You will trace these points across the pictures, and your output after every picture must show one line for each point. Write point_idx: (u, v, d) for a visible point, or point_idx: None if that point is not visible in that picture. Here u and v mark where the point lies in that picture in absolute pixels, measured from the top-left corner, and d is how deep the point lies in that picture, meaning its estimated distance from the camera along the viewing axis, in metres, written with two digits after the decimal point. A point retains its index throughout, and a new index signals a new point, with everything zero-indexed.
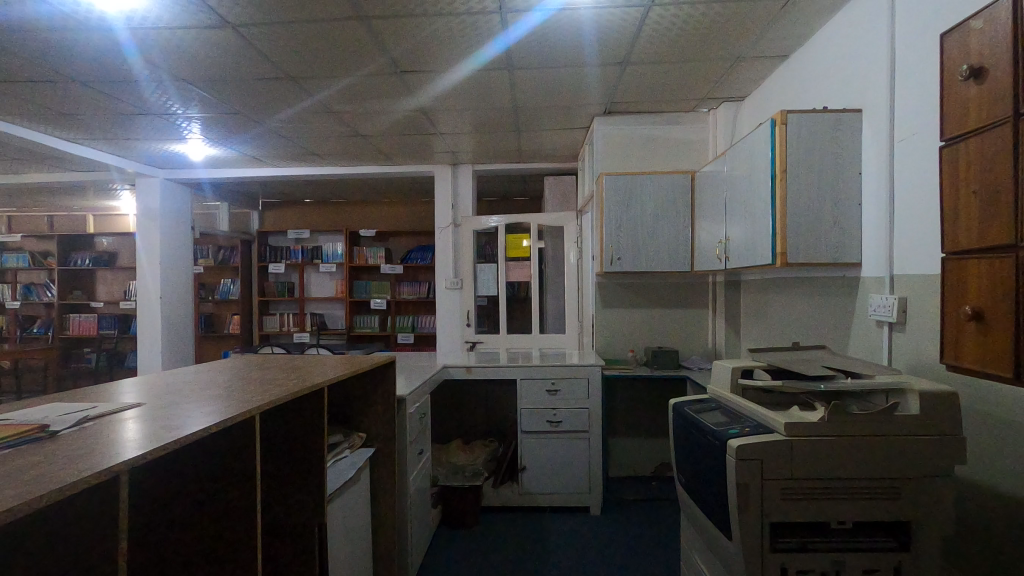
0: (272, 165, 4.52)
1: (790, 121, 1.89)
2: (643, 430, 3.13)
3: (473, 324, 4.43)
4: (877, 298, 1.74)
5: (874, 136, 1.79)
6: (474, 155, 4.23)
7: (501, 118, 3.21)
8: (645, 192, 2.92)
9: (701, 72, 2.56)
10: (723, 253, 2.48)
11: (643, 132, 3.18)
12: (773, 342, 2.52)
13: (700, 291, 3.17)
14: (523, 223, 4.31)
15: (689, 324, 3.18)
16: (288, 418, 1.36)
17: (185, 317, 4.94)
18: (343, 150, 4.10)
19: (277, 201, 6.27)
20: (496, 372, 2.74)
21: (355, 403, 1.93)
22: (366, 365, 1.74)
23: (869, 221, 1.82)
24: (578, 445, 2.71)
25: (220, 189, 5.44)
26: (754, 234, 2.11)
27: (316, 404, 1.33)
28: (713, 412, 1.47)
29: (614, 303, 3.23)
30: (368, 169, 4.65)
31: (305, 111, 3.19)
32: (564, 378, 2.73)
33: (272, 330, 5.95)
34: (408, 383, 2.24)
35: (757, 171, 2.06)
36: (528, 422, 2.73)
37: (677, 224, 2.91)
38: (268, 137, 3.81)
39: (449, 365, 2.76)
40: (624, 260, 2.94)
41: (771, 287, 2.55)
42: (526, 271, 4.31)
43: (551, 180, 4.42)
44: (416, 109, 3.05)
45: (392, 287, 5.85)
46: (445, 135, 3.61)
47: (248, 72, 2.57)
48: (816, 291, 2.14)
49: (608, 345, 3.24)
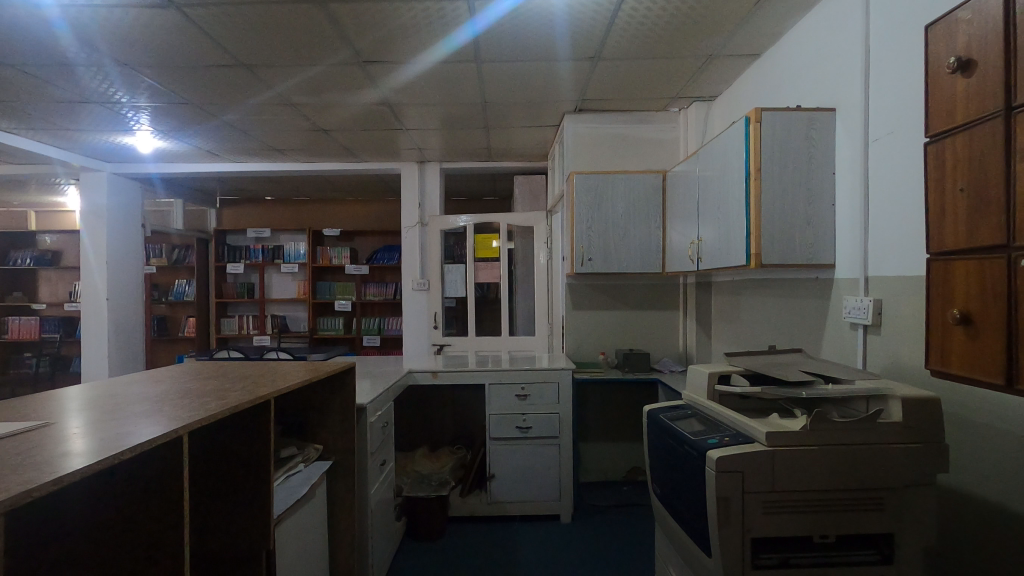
0: (229, 160, 4.31)
1: (764, 119, 1.84)
2: (615, 434, 3.07)
3: (440, 326, 4.31)
4: (851, 300, 1.71)
5: (848, 135, 1.76)
6: (442, 153, 4.12)
7: (469, 114, 3.11)
8: (616, 191, 2.86)
9: (673, 70, 2.52)
10: (694, 254, 2.43)
11: (615, 131, 3.13)
12: (744, 345, 2.49)
13: (671, 293, 3.14)
14: (492, 223, 4.22)
15: (661, 326, 3.14)
16: (230, 431, 1.23)
17: (135, 320, 4.67)
18: (305, 145, 3.93)
19: (236, 199, 6.01)
20: (463, 377, 2.63)
21: (311, 412, 1.80)
22: (322, 372, 1.62)
23: (843, 222, 1.79)
24: (548, 452, 2.64)
25: (174, 185, 5.17)
26: (727, 234, 2.06)
27: (261, 417, 1.21)
28: (690, 420, 1.40)
29: (585, 304, 3.16)
30: (331, 166, 4.48)
31: (261, 103, 3.03)
32: (534, 383, 2.64)
33: (230, 333, 5.71)
34: (369, 390, 2.11)
35: (730, 170, 2.01)
36: (497, 429, 2.63)
37: (648, 224, 2.86)
38: (223, 130, 3.62)
39: (414, 369, 2.64)
40: (595, 260, 2.88)
41: (743, 288, 2.52)
42: (495, 272, 4.22)
43: (521, 180, 4.34)
44: (380, 102, 2.93)
45: (358, 288, 5.69)
46: (412, 131, 3.50)
47: (197, 58, 2.41)
48: (789, 293, 2.11)
49: (578, 347, 3.17)
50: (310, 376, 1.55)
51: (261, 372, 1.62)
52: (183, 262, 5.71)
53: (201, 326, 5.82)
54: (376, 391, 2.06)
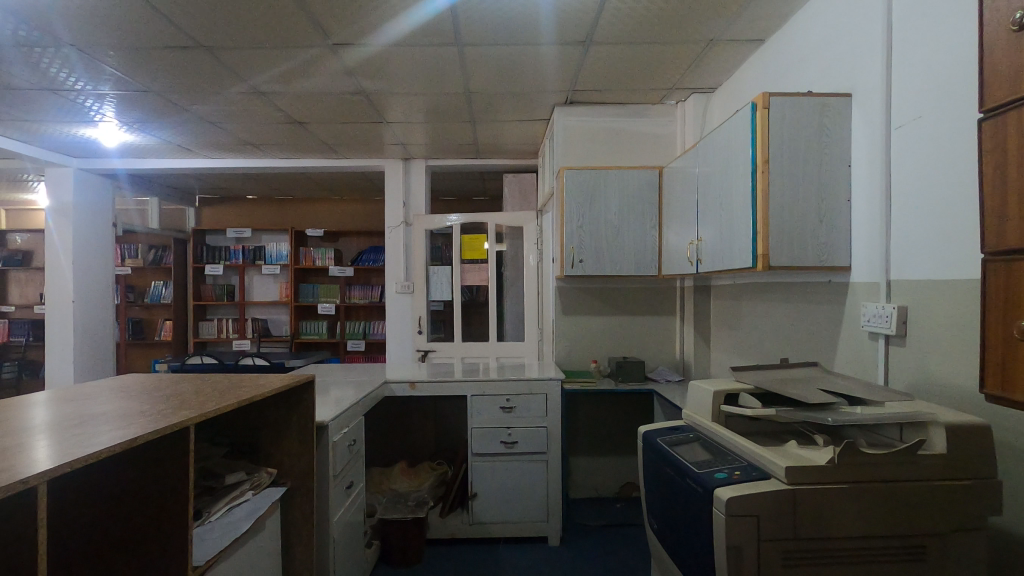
0: (202, 155, 4.09)
1: (773, 105, 1.65)
2: (607, 447, 2.88)
3: (425, 331, 4.10)
4: (871, 307, 1.53)
5: (867, 122, 1.57)
6: (428, 149, 3.93)
7: (452, 105, 2.91)
8: (609, 189, 2.68)
9: (670, 56, 2.33)
10: (692, 255, 2.24)
11: (607, 124, 2.94)
12: (748, 354, 2.31)
13: (668, 297, 2.95)
14: (480, 223, 4.02)
15: (656, 332, 2.95)
16: (135, 466, 1.01)
17: (106, 324, 4.43)
18: (282, 139, 3.72)
19: (216, 197, 5.80)
20: (443, 388, 2.43)
21: (264, 432, 1.59)
22: (272, 389, 1.42)
23: (860, 220, 1.61)
24: (535, 468, 2.44)
25: (148, 182, 4.95)
26: (729, 233, 1.87)
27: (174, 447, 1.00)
28: (691, 446, 1.22)
29: (577, 309, 2.97)
30: (311, 163, 4.28)
31: (228, 93, 2.82)
32: (521, 395, 2.44)
33: (209, 337, 5.48)
34: (335, 405, 1.91)
35: (733, 162, 1.83)
36: (479, 444, 2.43)
37: (643, 224, 2.68)
38: (193, 122, 3.40)
39: (391, 380, 2.44)
40: (586, 262, 2.69)
41: (746, 293, 2.34)
42: (482, 274, 4.01)
43: (511, 178, 4.16)
44: (356, 92, 2.72)
45: (342, 291, 5.47)
46: (394, 124, 3.30)
47: (149, 39, 2.20)
48: (798, 298, 1.93)
49: (569, 355, 2.97)
50: (257, 394, 1.35)
51: (202, 386, 1.41)
52: (160, 263, 5.48)
53: (178, 329, 5.58)
54: (343, 405, 1.86)
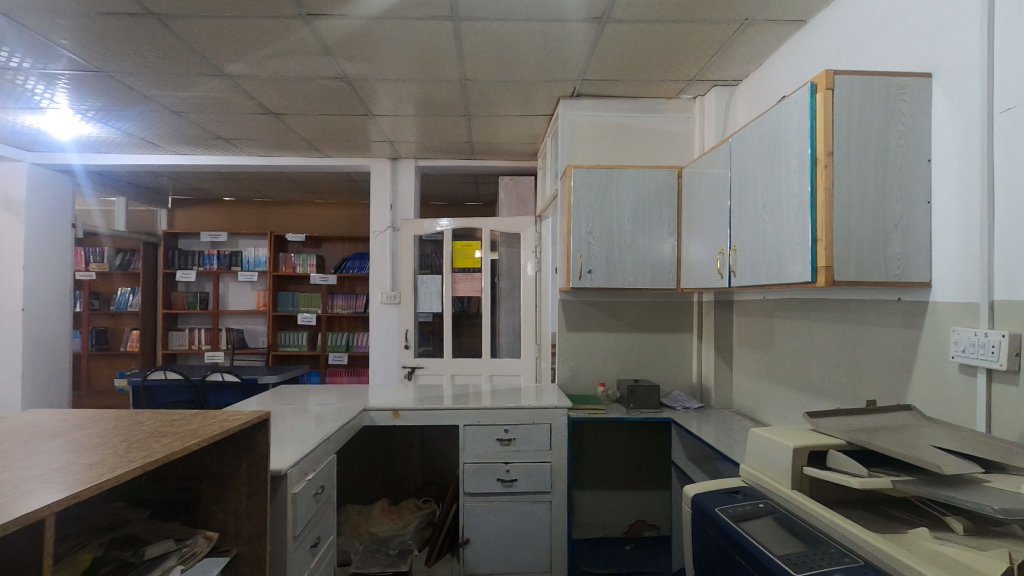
0: (169, 149, 3.74)
1: (837, 85, 1.36)
2: (617, 481, 2.55)
3: (412, 346, 3.76)
4: (966, 333, 1.23)
5: (956, 107, 1.29)
6: (418, 148, 3.62)
7: (446, 94, 2.60)
8: (622, 191, 2.38)
9: (695, 40, 2.05)
10: (721, 266, 1.94)
11: (618, 120, 2.65)
12: (784, 380, 2.02)
13: (683, 313, 2.65)
14: (474, 229, 3.72)
15: (670, 352, 2.65)
16: None
17: (61, 335, 4.02)
18: (258, 133, 3.39)
19: (190, 199, 5.44)
20: (432, 417, 2.10)
21: (203, 484, 1.26)
22: (212, 435, 1.09)
23: (945, 226, 1.32)
24: (537, 510, 2.12)
25: (114, 180, 4.58)
26: (774, 239, 1.57)
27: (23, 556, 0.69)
28: (768, 525, 0.90)
29: (582, 325, 2.65)
30: (291, 161, 3.95)
31: (189, 75, 2.47)
32: (521, 425, 2.12)
33: (179, 348, 5.09)
34: (300, 442, 1.57)
35: (780, 157, 1.53)
36: (472, 482, 2.11)
37: (658, 231, 2.38)
38: (154, 111, 3.05)
39: (371, 407, 2.11)
40: (595, 273, 2.38)
41: (781, 309, 2.05)
42: (475, 284, 3.69)
43: (506, 181, 3.87)
44: (337, 77, 2.41)
45: (324, 300, 5.13)
46: (382, 118, 2.99)
47: (87, 2, 1.85)
48: (857, 319, 1.63)
49: (574, 376, 2.65)
50: (188, 444, 1.01)
51: (111, 430, 1.07)
52: (128, 268, 5.10)
53: (146, 339, 5.18)
54: (309, 444, 1.53)
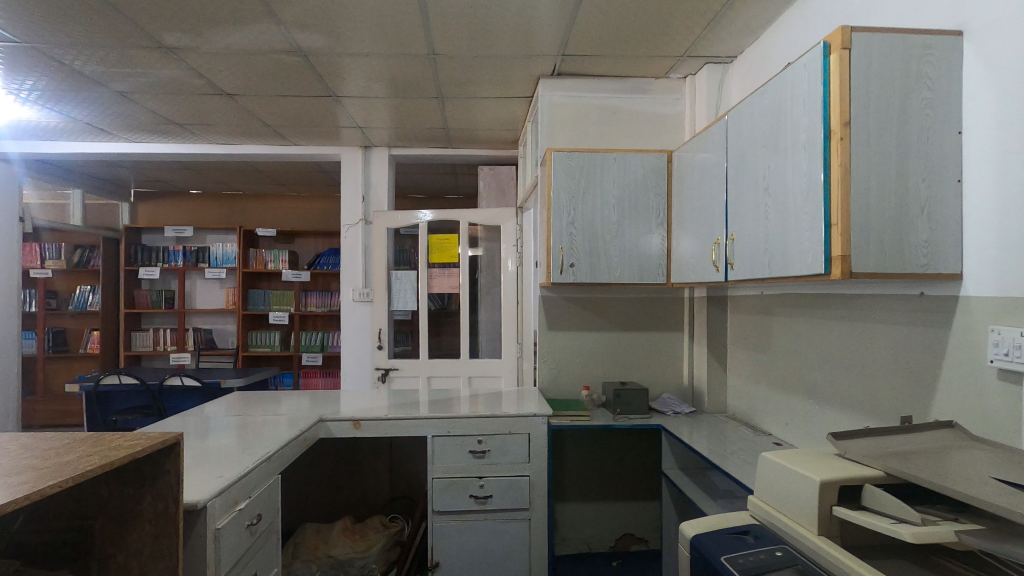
0: (122, 137, 3.47)
1: (855, 44, 1.16)
2: (602, 492, 2.35)
3: (386, 346, 3.53)
4: (1009, 332, 1.04)
5: (993, 69, 1.10)
6: (391, 135, 3.39)
7: (416, 72, 2.38)
8: (608, 177, 2.18)
9: (687, 8, 1.85)
10: (716, 258, 1.74)
11: (601, 101, 2.45)
12: (785, 383, 1.84)
13: (673, 310, 2.46)
14: (451, 222, 3.50)
15: (660, 352, 2.46)
16: None
17: (9, 338, 3.71)
18: (217, 119, 3.14)
19: (154, 192, 5.15)
20: (396, 427, 1.89)
21: (98, 523, 1.04)
22: (91, 468, 0.87)
23: (980, 209, 1.13)
24: (514, 529, 1.92)
25: (69, 170, 4.28)
26: (778, 226, 1.37)
27: None
28: None
29: (565, 324, 2.45)
30: (256, 150, 3.69)
31: (127, 49, 2.22)
32: (496, 435, 1.91)
33: (142, 349, 4.82)
34: (235, 463, 1.36)
35: (785, 132, 1.34)
36: (442, 500, 1.90)
37: (646, 220, 2.18)
38: (98, 93, 2.79)
39: (328, 417, 1.89)
40: (578, 267, 2.17)
41: (782, 306, 1.86)
42: (453, 280, 3.47)
43: (486, 171, 3.65)
44: (292, 50, 2.18)
45: (297, 298, 4.88)
46: (349, 100, 2.76)
47: None
48: (871, 317, 1.44)
49: (556, 379, 2.45)
50: (48, 485, 0.79)
51: None
52: (87, 265, 4.80)
53: (107, 341, 4.89)
54: (243, 468, 1.31)
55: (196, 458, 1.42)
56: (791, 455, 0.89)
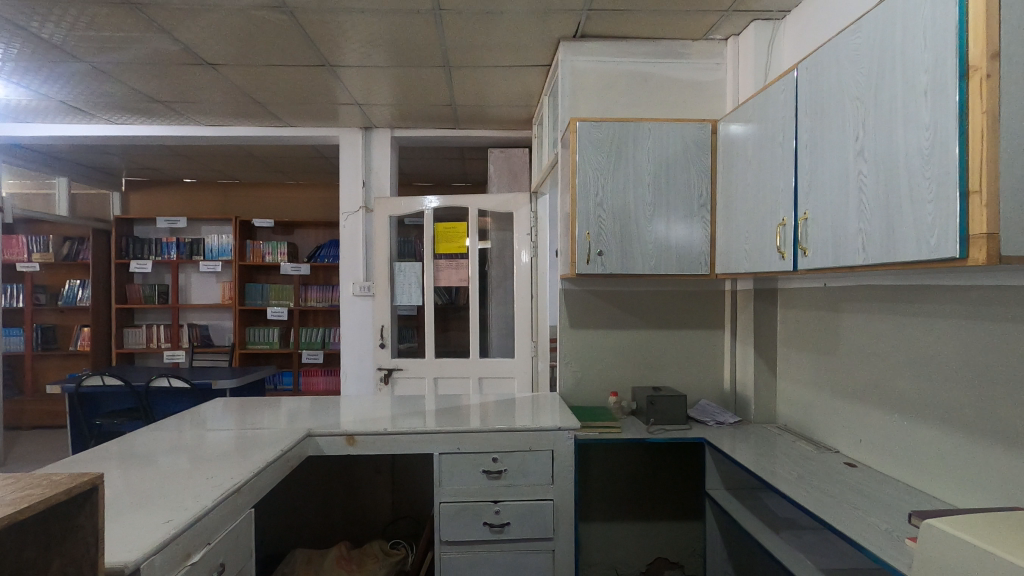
0: (102, 117, 3.19)
1: None
2: (632, 510, 2.07)
3: (389, 344, 3.22)
4: None
5: None
6: (393, 114, 3.10)
7: (420, 34, 2.09)
8: (642, 151, 1.88)
9: None
10: (780, 242, 1.44)
11: (630, 67, 2.15)
12: (858, 393, 1.54)
13: (712, 305, 2.17)
14: (459, 209, 3.21)
15: (697, 353, 2.17)
16: None
17: None
18: (204, 96, 2.87)
19: (146, 181, 4.90)
20: (397, 444, 1.60)
21: None
22: None
23: None
24: (535, 563, 1.64)
25: (53, 156, 4.03)
26: (879, 200, 1.08)
27: None
28: None
29: (588, 321, 2.16)
30: (248, 132, 3.41)
31: (90, 6, 1.93)
32: (514, 453, 1.63)
33: (135, 347, 4.60)
34: (196, 499, 1.09)
35: (891, 77, 1.05)
36: (451, 529, 1.62)
37: (686, 200, 1.89)
38: (70, 67, 2.51)
39: (318, 431, 1.61)
40: (608, 255, 1.88)
41: (854, 300, 1.56)
42: (462, 273, 3.19)
43: (496, 153, 3.37)
44: (275, 6, 1.89)
45: (296, 292, 4.62)
46: (346, 71, 2.47)
47: None
48: (996, 318, 1.14)
49: (579, 384, 2.16)
50: None
51: None
52: (76, 258, 4.56)
53: (99, 338, 4.65)
54: (202, 507, 1.05)
55: (150, 491, 1.15)
56: (973, 522, 0.77)
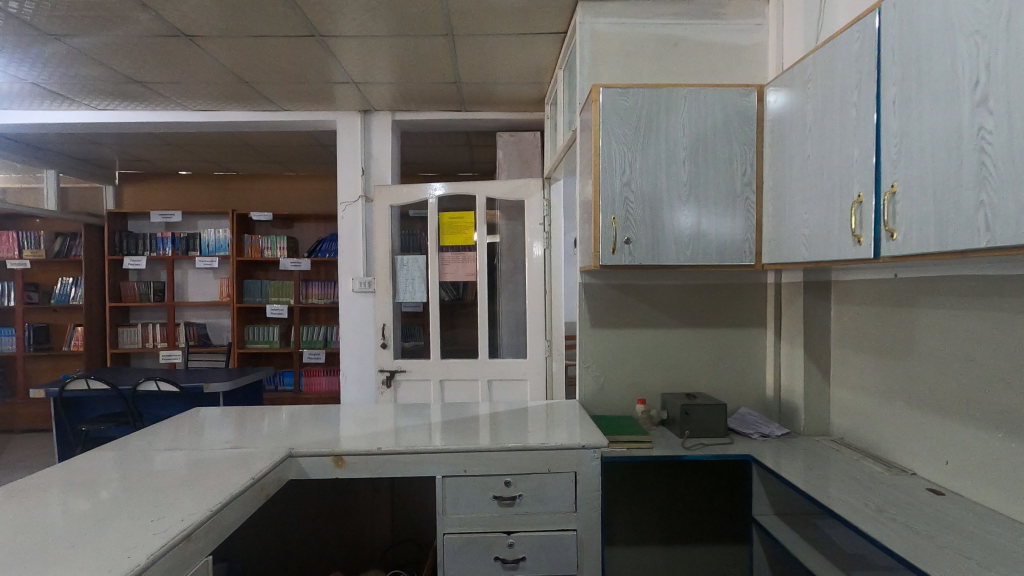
0: (83, 102, 2.97)
1: None
2: (663, 534, 1.83)
3: (392, 343, 2.99)
4: None
5: None
6: (393, 95, 2.86)
7: None
8: (676, 122, 1.62)
9: None
10: (855, 224, 1.18)
11: (658, 29, 1.89)
12: (944, 406, 1.28)
13: (751, 300, 1.91)
14: (466, 198, 2.96)
15: (734, 354, 1.91)
16: None
17: None
18: (188, 76, 2.64)
19: (141, 173, 4.71)
20: (393, 467, 1.36)
21: None
22: None
23: None
24: None
25: (40, 147, 3.83)
26: (1016, 161, 0.82)
27: None
28: None
29: (611, 319, 1.91)
30: (239, 116, 3.17)
31: None
32: (530, 475, 1.39)
33: (130, 347, 4.41)
34: (135, 552, 0.86)
35: None
36: (457, 564, 1.39)
37: (727, 179, 1.63)
38: (42, 46, 2.29)
39: (301, 452, 1.37)
40: (638, 244, 1.62)
41: (937, 294, 1.30)
42: (469, 266, 2.95)
43: (506, 137, 3.12)
44: None
45: (296, 288, 4.40)
46: (340, 44, 2.23)
47: None
48: None
49: (602, 391, 1.91)
50: None
51: None
52: (68, 255, 4.37)
53: (93, 337, 4.46)
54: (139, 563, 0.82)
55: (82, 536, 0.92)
56: None
